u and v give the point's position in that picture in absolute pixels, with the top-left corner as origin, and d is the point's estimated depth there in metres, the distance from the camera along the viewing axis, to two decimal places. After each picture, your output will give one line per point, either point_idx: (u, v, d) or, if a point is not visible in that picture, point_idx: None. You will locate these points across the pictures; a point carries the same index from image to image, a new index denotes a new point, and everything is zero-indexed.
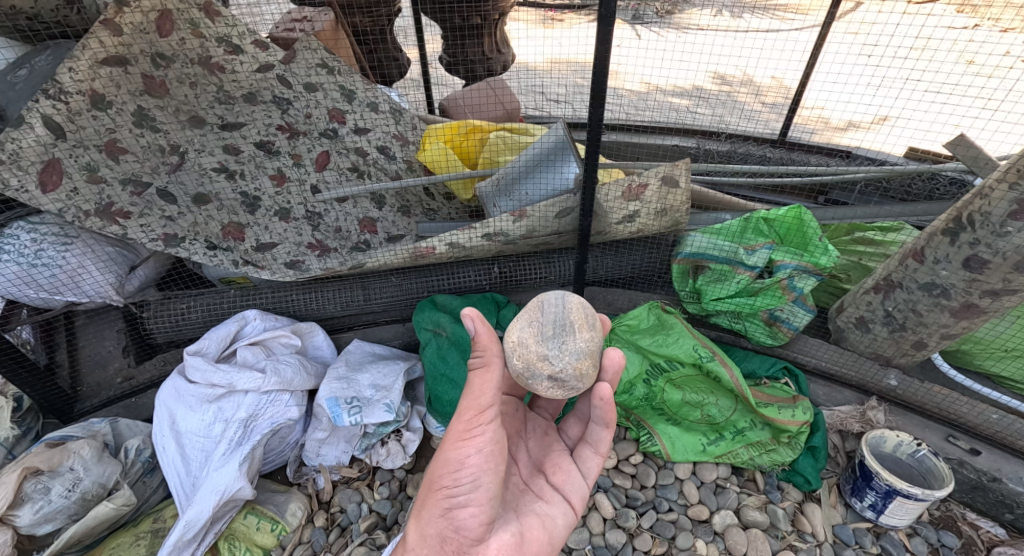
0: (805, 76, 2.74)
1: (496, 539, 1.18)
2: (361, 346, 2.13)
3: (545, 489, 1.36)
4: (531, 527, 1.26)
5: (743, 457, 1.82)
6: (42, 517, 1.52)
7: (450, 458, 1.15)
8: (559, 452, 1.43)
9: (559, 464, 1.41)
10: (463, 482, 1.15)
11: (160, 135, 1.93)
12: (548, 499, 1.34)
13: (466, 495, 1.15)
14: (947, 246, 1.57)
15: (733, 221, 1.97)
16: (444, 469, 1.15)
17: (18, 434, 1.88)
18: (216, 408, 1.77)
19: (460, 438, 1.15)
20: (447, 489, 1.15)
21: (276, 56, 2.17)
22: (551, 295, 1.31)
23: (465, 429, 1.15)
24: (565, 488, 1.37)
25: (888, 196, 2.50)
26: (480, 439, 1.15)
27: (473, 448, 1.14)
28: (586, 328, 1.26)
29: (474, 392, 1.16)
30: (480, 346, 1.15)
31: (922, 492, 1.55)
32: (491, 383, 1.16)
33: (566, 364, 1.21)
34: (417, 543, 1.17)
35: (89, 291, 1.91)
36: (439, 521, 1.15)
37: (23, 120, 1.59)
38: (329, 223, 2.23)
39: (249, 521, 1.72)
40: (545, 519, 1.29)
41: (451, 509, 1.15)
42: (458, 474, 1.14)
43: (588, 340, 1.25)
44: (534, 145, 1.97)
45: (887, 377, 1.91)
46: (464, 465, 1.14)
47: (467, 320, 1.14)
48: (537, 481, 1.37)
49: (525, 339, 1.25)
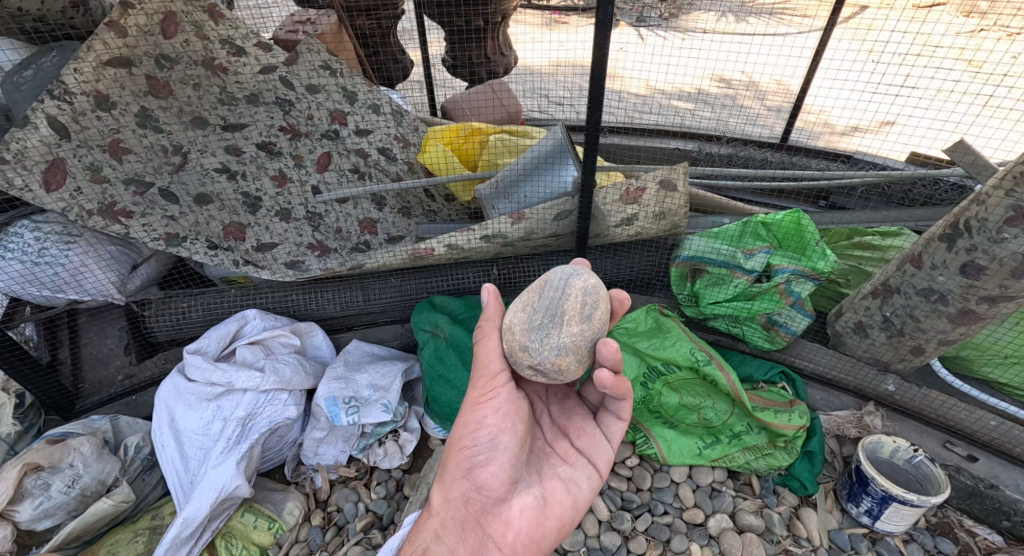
0: (807, 77, 2.72)
1: (518, 502, 1.16)
2: (360, 346, 2.14)
3: (568, 453, 1.31)
4: (554, 491, 1.22)
5: (739, 461, 1.82)
6: (41, 513, 1.53)
7: (469, 419, 1.18)
8: (583, 416, 1.39)
9: (582, 428, 1.37)
10: (483, 442, 1.15)
11: (163, 136, 1.96)
12: (572, 463, 1.29)
13: (487, 454, 1.15)
14: (944, 252, 1.57)
15: (732, 224, 1.98)
16: (464, 429, 1.18)
17: (20, 430, 1.89)
18: (215, 406, 1.79)
19: (476, 401, 1.20)
20: (469, 449, 1.16)
21: (279, 58, 2.17)
22: (557, 278, 1.26)
23: (480, 392, 1.21)
24: (590, 453, 1.32)
25: (886, 201, 2.53)
26: (497, 400, 1.20)
27: (491, 408, 1.19)
28: (577, 321, 1.20)
29: (484, 360, 1.25)
30: (487, 315, 1.29)
31: (919, 498, 1.54)
32: (495, 350, 1.25)
33: (545, 358, 1.19)
34: (441, 507, 1.14)
35: (91, 289, 1.92)
36: (461, 483, 1.14)
37: (28, 120, 1.62)
38: (329, 224, 2.24)
39: (246, 519, 1.73)
40: (568, 484, 1.25)
41: (474, 469, 1.14)
42: (477, 434, 1.16)
43: (577, 335, 1.20)
44: (534, 147, 1.94)
45: (884, 382, 1.91)
46: (482, 425, 1.17)
47: (482, 292, 1.30)
48: (561, 446, 1.33)
49: (514, 324, 1.24)
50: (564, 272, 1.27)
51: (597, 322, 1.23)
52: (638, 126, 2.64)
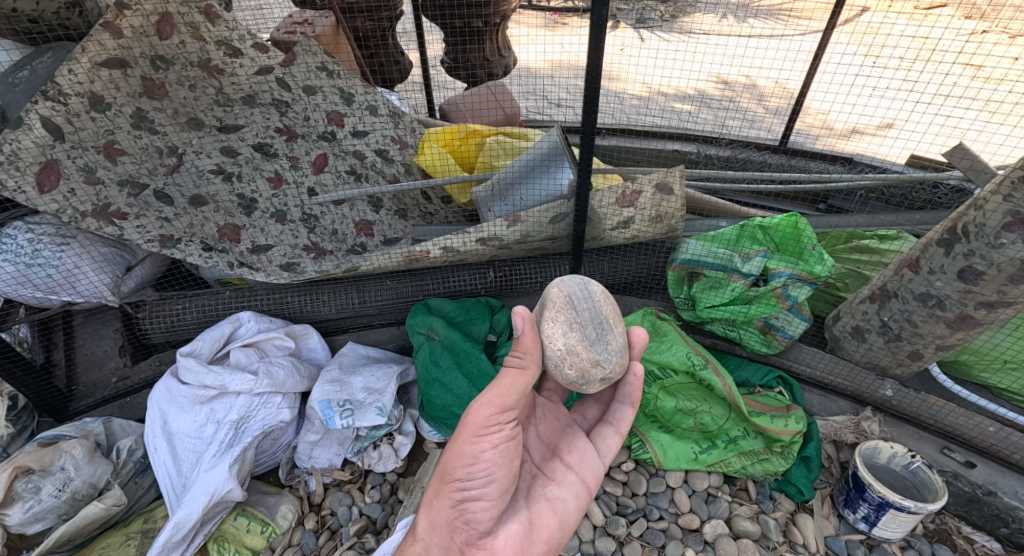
0: (806, 77, 2.71)
1: (504, 530, 1.13)
2: (355, 348, 2.12)
3: (557, 471, 1.30)
4: (541, 514, 1.20)
5: (735, 466, 1.81)
6: (32, 516, 1.53)
7: (463, 452, 1.09)
8: (575, 434, 1.38)
9: (573, 443, 1.35)
10: (476, 477, 1.10)
11: (158, 137, 1.97)
12: (560, 481, 1.28)
13: (479, 488, 1.10)
14: (942, 257, 1.56)
15: (728, 228, 1.96)
16: (456, 462, 1.10)
17: (13, 432, 1.87)
18: (209, 409, 1.78)
19: (476, 434, 1.09)
20: (459, 482, 1.10)
21: (275, 59, 2.19)
22: (576, 290, 1.29)
23: (482, 425, 1.09)
24: (579, 470, 1.31)
25: (885, 205, 2.52)
26: (496, 437, 1.10)
27: (489, 444, 1.09)
28: (620, 321, 1.30)
29: (501, 390, 1.10)
30: (522, 346, 1.13)
31: (915, 505, 1.53)
32: (521, 385, 1.12)
33: (614, 364, 1.25)
34: (426, 532, 1.11)
35: (85, 290, 1.92)
36: (448, 511, 1.10)
37: (22, 122, 1.57)
38: (325, 226, 2.24)
39: (239, 522, 1.72)
40: (555, 504, 1.24)
41: (463, 502, 1.10)
42: (471, 468, 1.09)
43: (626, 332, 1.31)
44: (530, 149, 1.94)
45: (882, 387, 1.89)
46: (479, 461, 1.09)
47: (516, 318, 1.12)
48: (550, 464, 1.31)
49: (573, 345, 1.23)
50: (578, 283, 1.31)
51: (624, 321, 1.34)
52: (637, 128, 2.63)
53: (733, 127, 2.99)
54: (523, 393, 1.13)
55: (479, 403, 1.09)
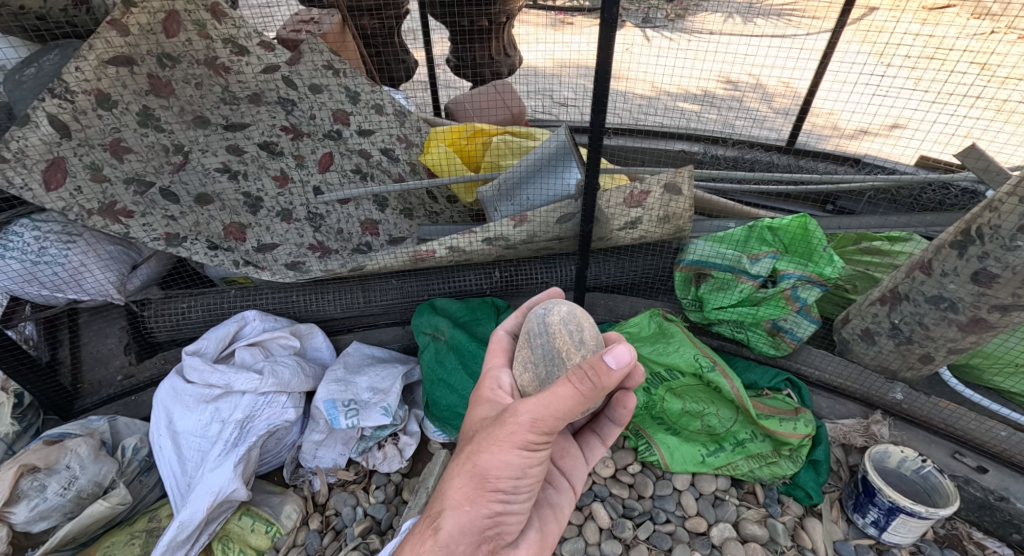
0: (815, 77, 2.69)
1: (524, 540, 1.10)
2: (360, 348, 2.12)
3: (553, 476, 1.28)
4: (547, 521, 1.19)
5: (743, 469, 1.79)
6: (36, 515, 1.52)
7: (510, 463, 0.97)
8: (566, 437, 1.35)
9: (565, 449, 1.33)
10: (520, 493, 1.02)
11: (164, 135, 1.94)
12: (557, 487, 1.27)
13: (520, 501, 1.04)
14: (955, 259, 1.53)
15: (737, 229, 1.94)
16: (501, 471, 0.98)
17: (18, 430, 1.88)
18: (214, 408, 1.77)
19: (525, 449, 0.97)
20: (502, 494, 1.00)
21: (281, 57, 2.18)
22: (534, 324, 1.22)
23: (534, 442, 0.97)
24: (571, 476, 1.31)
25: (894, 206, 2.50)
26: (543, 454, 1.01)
27: (538, 461, 1.00)
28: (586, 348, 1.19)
29: (554, 407, 0.94)
30: (602, 378, 0.93)
31: (927, 510, 1.51)
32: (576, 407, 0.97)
33: None
34: (452, 537, 0.97)
35: (91, 289, 1.91)
36: (483, 520, 0.99)
37: (29, 119, 1.58)
38: (330, 225, 2.23)
39: (244, 522, 1.71)
40: (557, 511, 1.23)
41: (500, 513, 1.01)
42: (517, 482, 0.99)
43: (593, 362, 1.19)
44: (538, 148, 1.92)
45: (892, 390, 1.87)
46: (525, 476, 1.00)
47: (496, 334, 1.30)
48: (545, 469, 1.28)
49: (522, 384, 1.18)
50: (539, 315, 1.23)
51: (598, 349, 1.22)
52: (643, 128, 2.62)
53: (740, 127, 2.98)
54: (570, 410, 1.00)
55: (535, 422, 0.95)
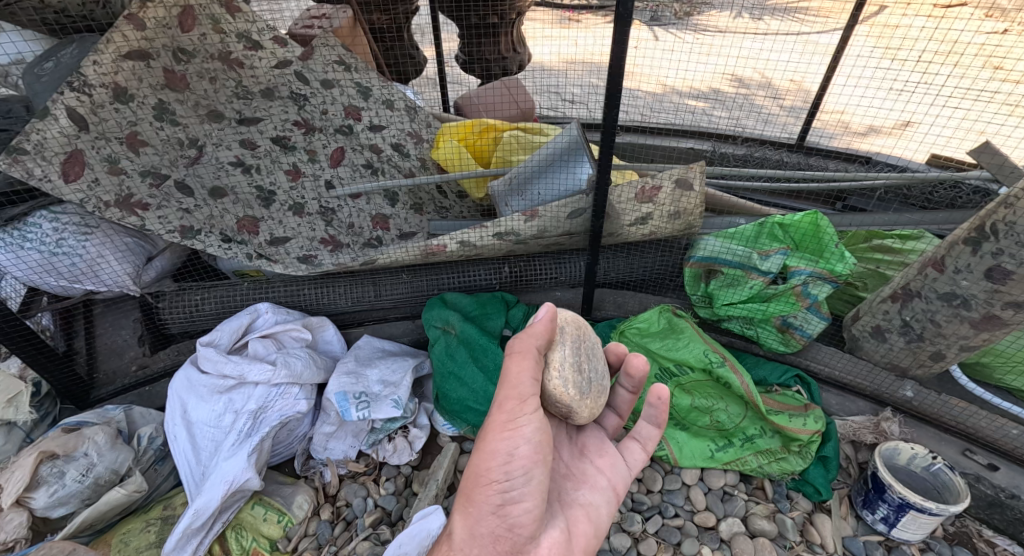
0: (826, 76, 2.68)
1: (547, 537, 1.12)
2: (371, 341, 2.13)
3: (588, 475, 1.30)
4: (577, 521, 1.20)
5: (752, 465, 1.80)
6: (56, 500, 1.56)
7: (496, 450, 1.05)
8: (604, 439, 1.39)
9: (603, 449, 1.37)
10: (515, 477, 1.06)
11: (179, 129, 1.96)
12: (591, 486, 1.28)
13: (521, 490, 1.07)
14: (968, 256, 1.53)
15: (748, 225, 1.95)
16: (490, 461, 1.05)
17: (36, 418, 1.92)
18: (227, 399, 1.80)
19: (501, 428, 1.05)
20: (497, 484, 1.05)
21: (294, 53, 2.20)
22: None
23: (506, 419, 1.06)
24: (609, 475, 1.32)
25: (906, 203, 2.49)
26: (524, 431, 1.06)
27: (520, 440, 1.06)
28: (557, 344, 1.20)
29: (510, 381, 1.07)
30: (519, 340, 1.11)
31: (937, 507, 1.51)
32: (527, 371, 1.07)
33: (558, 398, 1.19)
34: (465, 542, 1.03)
35: (107, 280, 1.96)
36: (491, 520, 1.04)
37: (48, 112, 1.60)
38: (342, 219, 2.25)
39: (256, 511, 1.73)
40: (589, 510, 1.24)
41: (504, 506, 1.06)
42: (508, 468, 1.05)
43: (563, 358, 1.18)
44: (548, 144, 1.95)
45: (902, 388, 1.87)
46: (513, 458, 1.05)
47: None
48: (581, 469, 1.31)
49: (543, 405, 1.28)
50: None
51: (564, 337, 1.22)
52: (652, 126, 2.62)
53: (749, 126, 2.98)
54: (535, 378, 1.08)
55: (500, 403, 1.07)
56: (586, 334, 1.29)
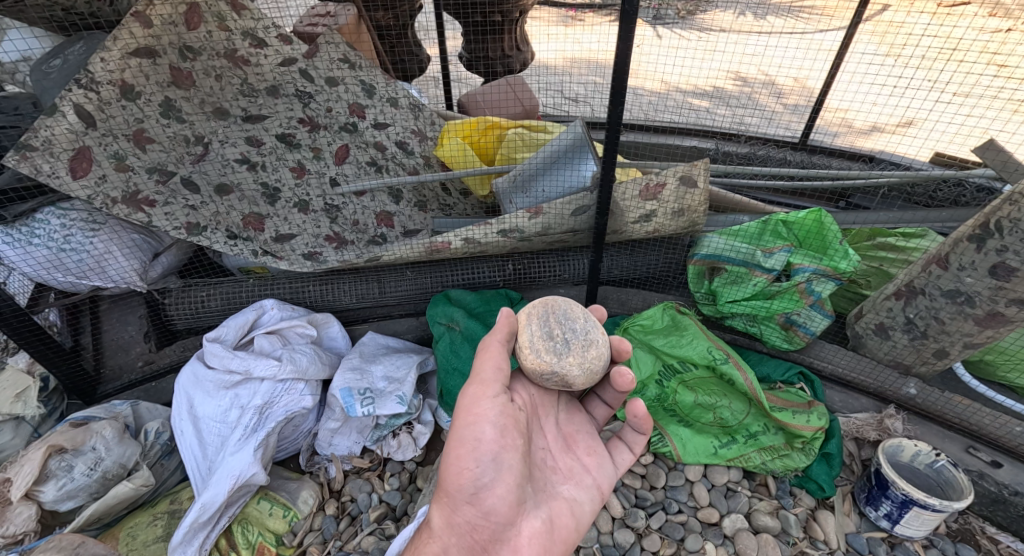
0: (829, 75, 2.68)
1: (527, 526, 1.14)
2: (375, 338, 2.14)
3: (574, 471, 1.30)
4: (559, 513, 1.21)
5: (755, 461, 1.81)
6: (64, 494, 1.57)
7: (465, 437, 1.11)
8: (593, 436, 1.39)
9: (592, 447, 1.36)
10: (485, 464, 1.10)
11: (186, 126, 1.97)
12: (576, 482, 1.28)
13: (491, 477, 1.11)
14: (973, 253, 1.54)
15: (751, 223, 1.95)
16: (461, 449, 1.11)
17: (44, 413, 1.92)
18: (233, 394, 1.80)
19: (469, 416, 1.13)
20: (470, 473, 1.10)
21: (298, 51, 2.22)
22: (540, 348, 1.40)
23: (471, 406, 1.14)
24: (595, 474, 1.32)
25: (909, 202, 2.50)
26: (489, 415, 1.13)
27: (485, 425, 1.12)
28: (523, 328, 1.27)
29: (475, 373, 1.18)
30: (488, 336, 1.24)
31: (940, 503, 1.52)
32: (491, 360, 1.19)
33: (540, 362, 1.23)
34: (443, 530, 1.11)
35: (115, 276, 1.96)
36: (466, 510, 1.11)
37: (56, 108, 1.61)
38: (346, 217, 2.26)
39: (262, 506, 1.74)
40: (572, 505, 1.24)
41: (479, 495, 1.10)
42: (477, 454, 1.10)
43: (532, 336, 1.25)
44: (552, 142, 1.96)
45: (906, 385, 1.88)
46: (481, 443, 1.11)
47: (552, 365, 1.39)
48: (567, 463, 1.30)
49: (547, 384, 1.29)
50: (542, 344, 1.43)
51: (530, 318, 1.28)
52: (655, 124, 2.62)
53: (751, 124, 2.99)
54: (499, 366, 1.18)
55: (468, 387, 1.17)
56: (554, 304, 1.30)
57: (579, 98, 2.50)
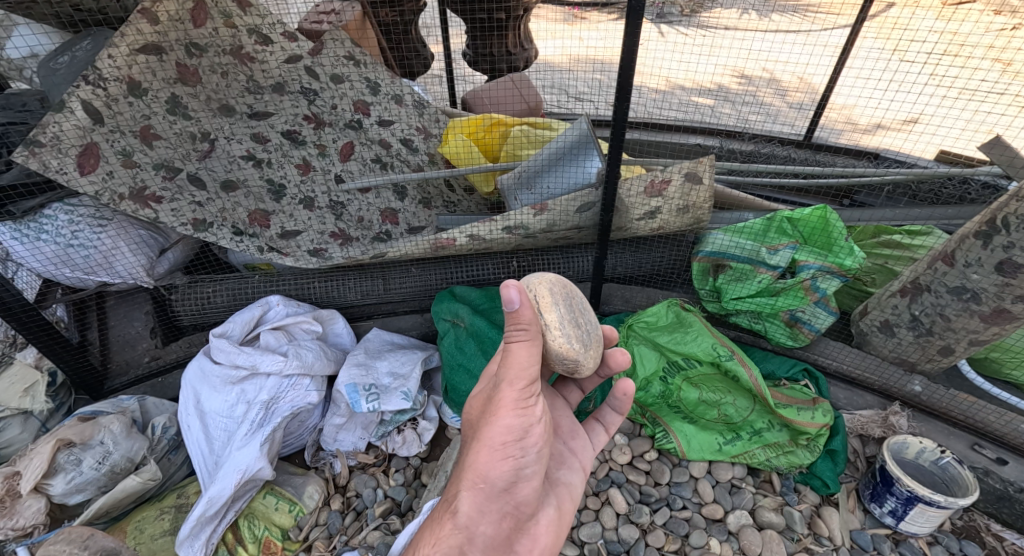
0: (833, 74, 2.67)
1: (543, 515, 1.14)
2: (380, 335, 2.15)
3: (565, 457, 1.31)
4: (563, 499, 1.22)
5: (760, 458, 1.81)
6: (73, 487, 1.59)
7: (513, 427, 1.02)
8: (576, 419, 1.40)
9: (577, 430, 1.38)
10: (529, 453, 1.05)
11: (192, 122, 1.97)
12: (569, 467, 1.30)
13: (532, 468, 1.07)
14: (979, 249, 1.54)
15: (756, 220, 1.95)
16: (506, 437, 1.02)
17: (52, 408, 1.94)
18: (239, 389, 1.82)
19: (519, 407, 1.02)
20: (514, 459, 1.03)
21: (304, 48, 2.22)
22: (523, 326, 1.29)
23: (521, 398, 1.02)
24: (583, 457, 1.35)
25: (914, 201, 2.48)
26: (537, 408, 1.05)
27: (535, 416, 1.05)
28: (550, 307, 1.18)
29: (517, 364, 1.01)
30: (523, 321, 1.00)
31: (945, 500, 1.52)
32: (535, 354, 1.03)
33: (576, 351, 1.18)
34: (471, 519, 1.00)
35: (121, 271, 1.98)
36: (501, 499, 1.03)
37: (64, 104, 1.61)
38: (351, 213, 2.27)
39: (268, 501, 1.75)
40: (571, 490, 1.26)
41: (515, 484, 1.04)
42: (523, 444, 1.04)
43: (561, 317, 1.18)
44: (558, 139, 1.97)
45: (911, 382, 1.89)
46: (530, 436, 1.04)
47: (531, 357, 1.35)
48: (556, 450, 1.31)
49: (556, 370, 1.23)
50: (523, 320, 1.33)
51: (555, 298, 1.20)
52: (659, 122, 2.62)
53: (755, 121, 3.00)
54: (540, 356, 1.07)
55: (511, 381, 1.01)
56: (574, 291, 1.27)
57: (583, 95, 2.50)
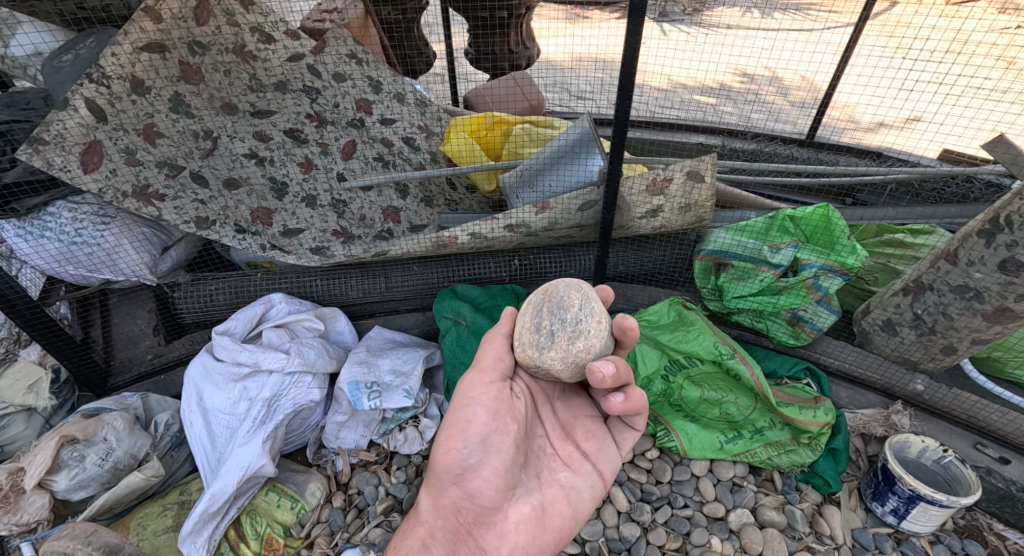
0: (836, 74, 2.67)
1: (515, 511, 1.19)
2: (382, 333, 2.16)
3: (573, 459, 1.31)
4: (554, 501, 1.23)
5: (761, 457, 1.81)
6: (76, 483, 1.60)
7: (457, 418, 1.17)
8: (592, 418, 1.38)
9: (592, 432, 1.36)
10: (473, 445, 1.14)
11: (194, 121, 1.97)
12: (574, 469, 1.29)
13: (478, 458, 1.15)
14: (982, 248, 1.54)
15: (758, 219, 1.94)
16: (452, 428, 1.17)
17: (55, 405, 1.95)
18: (241, 387, 1.82)
19: (463, 399, 1.19)
20: (459, 452, 1.15)
21: (306, 46, 2.19)
22: None
23: (468, 391, 1.21)
24: (595, 459, 1.33)
25: (917, 200, 2.46)
26: (483, 399, 1.18)
27: (478, 407, 1.17)
28: (520, 317, 1.30)
29: (479, 361, 1.27)
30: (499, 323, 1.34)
31: (947, 499, 1.52)
32: (495, 351, 1.28)
33: (529, 357, 1.24)
34: (429, 514, 1.18)
35: (125, 269, 2.00)
36: (451, 491, 1.16)
37: (68, 102, 1.62)
38: (353, 212, 2.28)
39: (270, 498, 1.76)
40: (569, 493, 1.26)
41: (464, 476, 1.15)
42: (466, 435, 1.15)
43: (523, 326, 1.27)
44: (560, 137, 1.96)
45: (913, 381, 1.88)
46: (471, 424, 1.15)
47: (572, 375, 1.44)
48: (566, 452, 1.31)
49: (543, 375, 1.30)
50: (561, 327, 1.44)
51: (528, 306, 1.30)
52: (661, 121, 2.62)
53: (756, 120, 2.99)
54: (501, 358, 1.27)
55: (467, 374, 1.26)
56: (552, 291, 1.27)
57: (584, 94, 2.49)
